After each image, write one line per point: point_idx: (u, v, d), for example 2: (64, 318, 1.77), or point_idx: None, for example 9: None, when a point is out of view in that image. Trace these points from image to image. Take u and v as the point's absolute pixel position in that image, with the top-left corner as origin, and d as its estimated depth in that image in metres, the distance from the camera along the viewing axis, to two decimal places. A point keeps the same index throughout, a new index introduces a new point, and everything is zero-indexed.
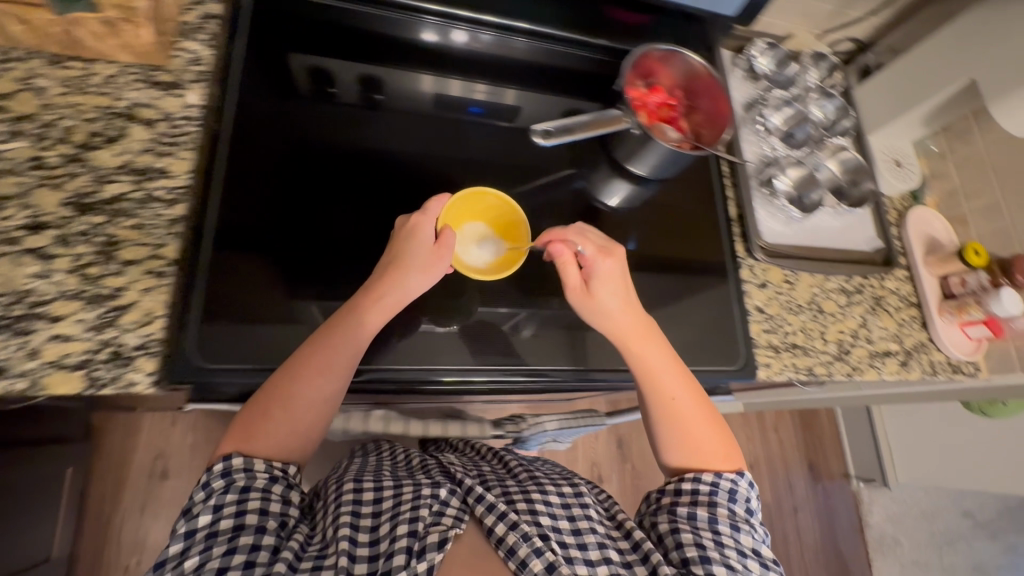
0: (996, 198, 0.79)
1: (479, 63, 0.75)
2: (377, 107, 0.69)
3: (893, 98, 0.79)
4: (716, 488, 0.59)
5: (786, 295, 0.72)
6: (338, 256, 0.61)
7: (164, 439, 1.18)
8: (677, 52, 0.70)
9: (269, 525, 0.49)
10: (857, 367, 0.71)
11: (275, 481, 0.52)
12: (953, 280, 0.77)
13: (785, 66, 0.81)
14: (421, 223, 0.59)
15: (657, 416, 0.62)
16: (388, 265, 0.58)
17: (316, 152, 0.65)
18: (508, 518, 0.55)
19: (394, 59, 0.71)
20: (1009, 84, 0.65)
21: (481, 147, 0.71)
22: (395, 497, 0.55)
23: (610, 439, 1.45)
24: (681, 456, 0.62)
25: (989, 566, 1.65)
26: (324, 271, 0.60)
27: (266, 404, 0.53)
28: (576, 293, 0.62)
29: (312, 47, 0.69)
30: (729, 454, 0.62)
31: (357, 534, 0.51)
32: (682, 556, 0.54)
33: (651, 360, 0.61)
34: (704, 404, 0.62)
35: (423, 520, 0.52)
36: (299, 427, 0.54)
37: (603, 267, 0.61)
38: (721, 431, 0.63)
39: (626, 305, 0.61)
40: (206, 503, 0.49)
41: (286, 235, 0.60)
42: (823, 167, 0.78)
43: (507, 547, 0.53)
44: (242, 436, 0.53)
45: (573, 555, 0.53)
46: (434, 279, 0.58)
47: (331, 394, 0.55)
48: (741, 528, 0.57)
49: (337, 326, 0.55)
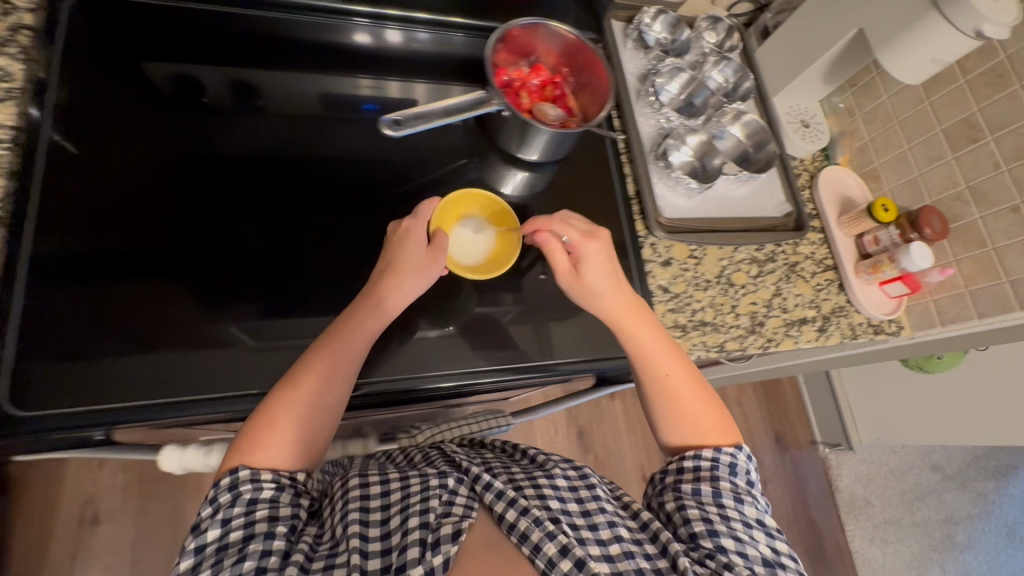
0: (903, 150, 0.76)
1: (352, 60, 0.72)
2: (232, 114, 0.67)
3: (789, 58, 0.77)
4: (717, 462, 0.57)
5: (692, 271, 0.69)
6: (193, 272, 0.59)
7: (92, 482, 1.12)
8: (542, 22, 0.66)
9: (279, 531, 0.46)
10: (772, 338, 0.69)
11: (283, 490, 0.49)
12: (867, 239, 0.74)
13: (679, 32, 0.78)
14: (414, 227, 0.60)
15: (654, 396, 0.61)
16: (388, 270, 0.59)
17: (170, 171, 0.63)
18: (518, 503, 0.50)
19: (254, 62, 0.69)
20: (887, 33, 0.62)
21: (354, 146, 0.68)
22: (403, 487, 0.51)
23: (570, 431, 1.42)
24: (680, 434, 0.60)
25: (961, 518, 1.65)
26: (173, 291, 0.58)
27: (272, 413, 0.52)
28: (567, 276, 0.62)
29: (173, 54, 0.67)
30: (728, 430, 0.61)
31: (367, 531, 0.47)
32: (691, 531, 0.52)
33: (643, 337, 0.61)
34: (700, 378, 0.62)
35: (433, 511, 0.48)
36: (302, 435, 0.53)
37: (592, 249, 0.62)
38: (717, 406, 0.62)
39: (615, 284, 0.62)
40: (214, 517, 0.47)
41: (139, 259, 0.59)
42: (727, 134, 0.75)
43: (519, 533, 0.48)
44: (246, 448, 0.51)
45: (586, 536, 0.49)
46: (429, 281, 0.60)
47: (332, 403, 0.55)
48: (745, 500, 0.54)
49: (343, 334, 0.57)
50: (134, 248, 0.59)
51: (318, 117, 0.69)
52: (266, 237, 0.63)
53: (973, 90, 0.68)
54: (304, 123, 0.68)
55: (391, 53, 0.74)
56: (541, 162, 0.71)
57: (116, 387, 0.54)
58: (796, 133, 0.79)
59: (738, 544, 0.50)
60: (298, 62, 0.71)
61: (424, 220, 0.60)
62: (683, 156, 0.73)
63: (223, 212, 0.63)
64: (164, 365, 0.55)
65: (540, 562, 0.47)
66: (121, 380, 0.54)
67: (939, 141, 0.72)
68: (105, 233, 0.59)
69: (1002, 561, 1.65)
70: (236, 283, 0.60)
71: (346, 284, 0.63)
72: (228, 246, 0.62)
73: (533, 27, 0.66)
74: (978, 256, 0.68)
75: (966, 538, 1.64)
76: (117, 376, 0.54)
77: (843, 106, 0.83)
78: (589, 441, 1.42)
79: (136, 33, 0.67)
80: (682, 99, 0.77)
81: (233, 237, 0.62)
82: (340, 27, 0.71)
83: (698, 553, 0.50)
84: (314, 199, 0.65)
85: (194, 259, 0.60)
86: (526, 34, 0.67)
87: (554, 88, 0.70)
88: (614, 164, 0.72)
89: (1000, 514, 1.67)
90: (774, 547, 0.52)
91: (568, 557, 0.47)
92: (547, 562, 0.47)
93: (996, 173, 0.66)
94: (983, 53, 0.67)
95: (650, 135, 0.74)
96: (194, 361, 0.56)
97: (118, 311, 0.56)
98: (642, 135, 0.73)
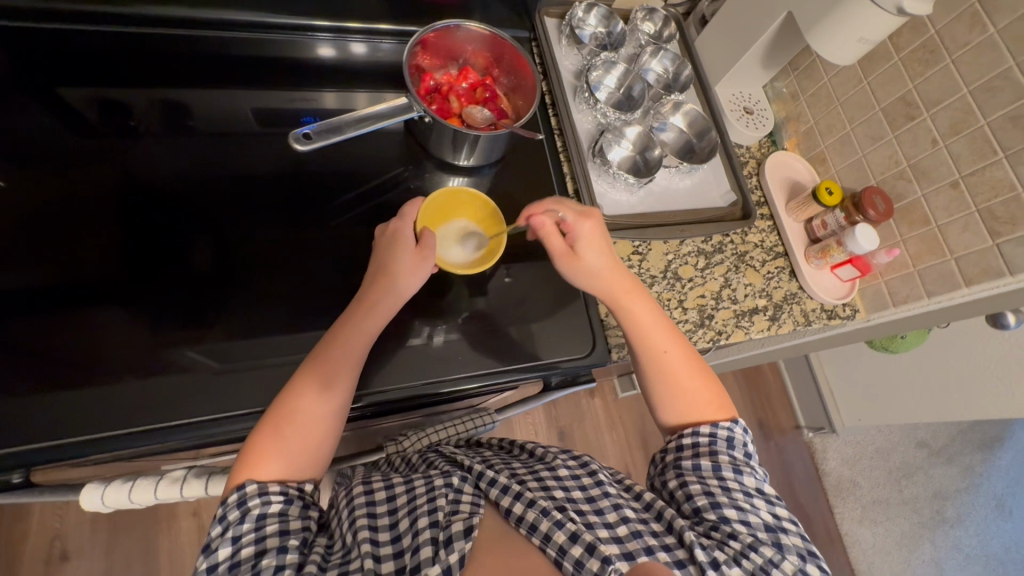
0: (847, 132, 0.75)
1: (278, 72, 0.70)
2: (147, 133, 0.63)
3: (725, 45, 0.76)
4: (715, 437, 0.56)
5: (636, 267, 0.68)
6: (102, 303, 0.55)
7: (60, 519, 1.09)
8: (456, 24, 0.64)
9: (291, 545, 0.47)
10: (722, 331, 0.68)
11: (291, 503, 0.50)
12: (816, 224, 0.73)
13: (614, 25, 0.77)
14: (402, 229, 0.58)
15: (650, 374, 0.60)
16: (379, 273, 0.57)
17: (78, 196, 0.59)
18: (524, 495, 0.49)
19: (174, 79, 0.66)
20: (817, 14, 0.61)
21: (281, 160, 0.66)
22: (408, 492, 0.51)
23: (551, 431, 1.40)
24: (680, 412, 0.59)
25: (949, 492, 1.65)
26: (81, 324, 0.54)
27: (275, 425, 0.52)
28: (563, 258, 0.60)
29: (94, 79, 0.64)
30: (723, 404, 0.60)
31: (376, 535, 0.47)
32: (695, 506, 0.52)
33: (640, 314, 0.61)
34: (696, 355, 0.61)
35: (441, 511, 0.48)
36: (310, 443, 0.53)
37: (587, 229, 0.61)
38: (712, 380, 0.61)
39: (611, 262, 0.61)
40: (225, 535, 0.47)
41: (44, 291, 0.55)
42: (669, 125, 0.75)
43: (528, 524, 0.48)
44: (252, 463, 0.50)
45: (593, 522, 0.49)
46: (422, 281, 0.58)
47: (337, 411, 0.54)
48: (743, 471, 0.54)
49: (340, 339, 0.54)
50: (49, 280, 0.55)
51: (248, 132, 0.66)
52: (192, 258, 0.59)
53: (908, 67, 0.67)
54: (235, 138, 0.66)
55: (321, 63, 0.72)
56: (478, 165, 0.69)
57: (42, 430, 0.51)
58: (740, 120, 0.78)
59: (742, 513, 0.50)
60: (234, 81, 0.68)
61: (411, 221, 0.60)
62: (622, 151, 0.73)
63: (143, 235, 0.59)
64: (84, 402, 0.52)
65: (552, 551, 0.47)
66: (44, 423, 0.51)
67: (879, 120, 0.71)
68: (20, 266, 0.55)
69: (993, 532, 1.64)
70: (158, 309, 0.56)
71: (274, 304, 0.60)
72: (150, 270, 0.58)
73: (449, 29, 0.65)
74: (924, 235, 0.67)
75: (955, 512, 1.63)
76: (41, 418, 0.51)
77: (786, 91, 0.83)
78: (571, 440, 1.40)
79: (48, 57, 0.63)
80: (620, 93, 0.75)
81: (157, 261, 0.58)
82: (265, 38, 0.68)
83: (704, 528, 0.50)
84: (244, 215, 0.62)
85: (111, 288, 0.56)
86: (444, 36, 0.66)
87: (484, 88, 0.70)
88: (553, 162, 0.71)
89: (987, 485, 1.68)
90: (775, 514, 0.52)
91: (577, 542, 0.46)
92: (559, 550, 0.46)
93: (934, 150, 0.65)
94: (915, 29, 0.65)
95: (589, 131, 0.74)
96: (118, 396, 0.53)
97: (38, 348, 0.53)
98: (580, 132, 0.73)
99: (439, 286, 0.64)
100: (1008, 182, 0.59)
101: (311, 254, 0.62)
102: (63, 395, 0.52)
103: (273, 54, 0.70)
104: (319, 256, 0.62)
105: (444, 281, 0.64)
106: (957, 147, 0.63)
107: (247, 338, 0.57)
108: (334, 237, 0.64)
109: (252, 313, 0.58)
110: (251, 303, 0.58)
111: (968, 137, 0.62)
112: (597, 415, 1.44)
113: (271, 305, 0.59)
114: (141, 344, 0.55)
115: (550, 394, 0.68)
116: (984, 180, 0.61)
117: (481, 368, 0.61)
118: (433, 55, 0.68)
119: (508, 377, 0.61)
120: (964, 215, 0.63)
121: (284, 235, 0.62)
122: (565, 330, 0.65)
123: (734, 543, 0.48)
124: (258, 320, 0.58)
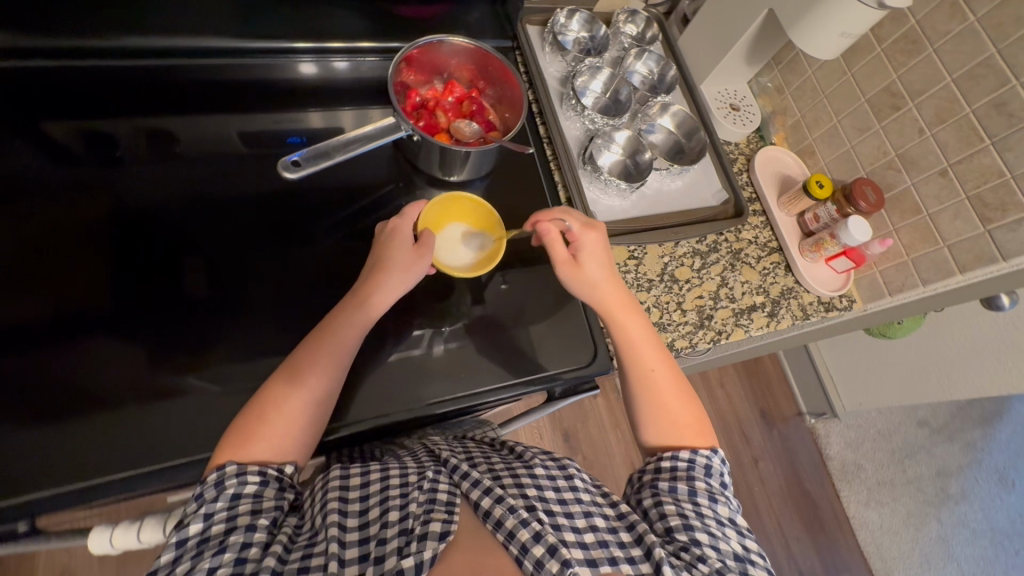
0: (834, 124, 0.75)
1: (264, 95, 0.70)
2: (134, 161, 0.63)
3: (709, 44, 0.77)
4: (693, 462, 0.56)
5: (633, 273, 0.69)
6: (94, 334, 0.54)
7: (67, 553, 1.08)
8: (440, 41, 0.64)
9: (260, 524, 0.46)
10: (722, 331, 0.68)
11: (268, 485, 0.49)
12: (808, 217, 0.74)
13: (597, 29, 0.77)
14: (399, 226, 0.60)
15: (638, 389, 0.61)
16: (374, 266, 0.58)
17: (64, 227, 0.58)
18: (494, 492, 0.49)
19: (159, 106, 0.66)
20: (799, 10, 0.61)
21: (272, 181, 0.65)
22: (383, 480, 0.50)
23: (556, 433, 1.39)
24: (661, 433, 0.59)
25: (953, 469, 1.66)
26: (74, 358, 0.53)
27: (264, 408, 0.52)
28: (566, 266, 0.61)
29: (77, 112, 0.63)
30: (703, 432, 0.60)
31: (345, 522, 0.47)
32: (666, 526, 0.51)
33: (633, 329, 0.62)
34: (681, 377, 0.62)
35: (414, 503, 0.48)
36: (297, 429, 0.52)
37: (591, 241, 0.62)
38: (694, 406, 0.61)
39: (610, 276, 0.62)
40: (198, 511, 0.46)
41: (33, 327, 0.54)
42: (657, 127, 0.76)
43: (494, 521, 0.48)
44: (235, 443, 0.50)
45: (561, 523, 0.49)
46: (416, 277, 0.58)
47: (325, 398, 0.54)
48: (718, 499, 0.54)
49: (331, 329, 0.55)
50: (45, 321, 0.54)
51: (239, 156, 0.66)
52: (188, 289, 0.58)
53: (890, 58, 0.67)
54: (226, 163, 0.65)
55: (308, 83, 0.71)
56: (468, 179, 0.68)
57: (44, 478, 0.49)
58: (726, 117, 0.78)
59: (712, 538, 0.50)
60: (220, 106, 0.68)
61: (412, 221, 0.61)
62: (612, 156, 0.73)
63: (137, 268, 0.58)
64: (76, 440, 0.50)
65: (514, 549, 0.46)
66: (45, 470, 0.49)
67: (864, 112, 0.71)
68: (14, 309, 0.54)
69: (998, 506, 1.66)
70: (157, 343, 0.55)
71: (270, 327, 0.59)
72: (146, 303, 0.57)
73: (432, 44, 0.65)
74: (915, 224, 0.68)
75: (960, 489, 1.65)
76: (43, 463, 0.49)
77: (771, 85, 0.84)
78: (576, 441, 1.40)
79: (30, 93, 0.62)
80: (607, 98, 0.75)
81: (154, 293, 0.57)
82: (250, 62, 0.68)
83: (674, 547, 0.49)
84: (239, 242, 0.61)
85: (107, 324, 0.55)
86: (429, 52, 0.65)
87: (471, 102, 0.71)
88: (544, 170, 0.71)
89: (989, 460, 1.70)
90: (745, 545, 0.52)
91: (541, 543, 0.46)
92: (521, 548, 0.46)
93: (921, 139, 0.65)
94: (895, 20, 0.66)
95: (578, 138, 0.74)
96: (119, 438, 0.51)
97: (37, 392, 0.51)
98: (569, 139, 0.73)
99: (440, 302, 0.64)
100: (997, 168, 0.59)
101: (309, 277, 0.62)
102: (64, 441, 0.50)
103: (259, 76, 0.69)
104: (318, 279, 0.62)
105: (445, 297, 0.64)
106: (944, 135, 0.63)
107: (252, 367, 0.56)
108: (331, 259, 0.63)
109: (253, 342, 0.58)
110: (252, 331, 0.58)
111: (954, 125, 0.62)
112: (601, 415, 1.44)
113: (272, 332, 0.58)
114: (140, 383, 0.53)
115: (561, 401, 0.67)
116: (973, 168, 0.61)
117: (487, 383, 0.60)
118: (417, 70, 0.68)
119: (521, 391, 0.61)
120: (955, 203, 0.63)
121: (281, 259, 0.61)
122: (568, 341, 0.65)
123: (702, 565, 0.47)
124: (260, 348, 0.57)
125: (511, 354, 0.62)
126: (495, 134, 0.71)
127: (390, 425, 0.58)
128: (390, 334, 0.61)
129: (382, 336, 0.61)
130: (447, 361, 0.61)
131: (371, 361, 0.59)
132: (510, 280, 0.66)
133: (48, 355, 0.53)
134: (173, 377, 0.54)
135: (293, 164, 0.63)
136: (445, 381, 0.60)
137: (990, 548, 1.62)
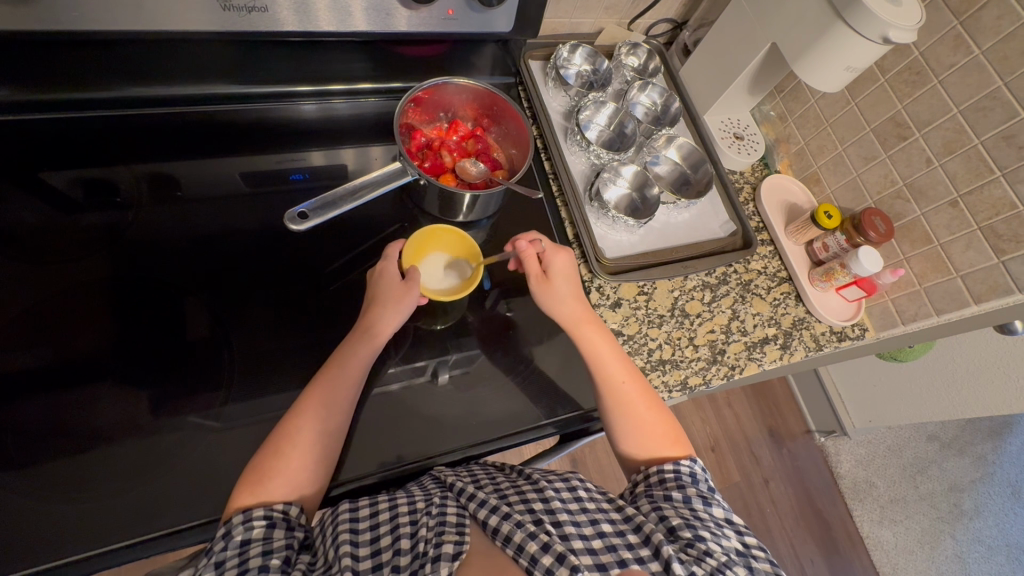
0: (839, 152, 0.76)
1: (265, 136, 0.69)
2: (135, 205, 0.62)
3: (711, 77, 0.78)
4: (679, 473, 0.54)
5: (642, 308, 0.68)
6: (89, 386, 0.52)
7: None
8: (443, 82, 0.65)
9: (273, 564, 0.45)
10: (736, 365, 0.67)
11: (275, 526, 0.47)
12: (817, 246, 0.74)
13: (599, 62, 0.79)
14: (387, 267, 0.59)
15: (610, 408, 0.57)
16: (370, 302, 0.58)
17: (63, 274, 0.57)
18: (501, 509, 0.48)
19: (160, 150, 0.65)
20: (804, 45, 0.62)
21: (272, 219, 0.64)
22: (392, 508, 0.50)
23: (563, 459, 1.36)
24: (642, 446, 0.57)
25: (965, 484, 1.64)
26: (71, 409, 0.51)
27: (271, 445, 0.50)
28: (537, 282, 0.61)
29: (78, 158, 0.62)
30: (679, 439, 0.59)
31: (357, 552, 0.46)
32: (668, 526, 0.49)
33: (603, 346, 0.60)
34: (650, 388, 0.60)
35: (424, 527, 0.47)
36: (306, 466, 0.50)
37: (562, 261, 0.62)
38: (666, 412, 0.60)
39: (578, 295, 0.62)
40: (208, 562, 0.44)
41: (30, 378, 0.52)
42: (662, 159, 0.77)
43: (504, 536, 0.47)
44: (241, 487, 0.48)
45: (569, 532, 0.47)
46: (408, 308, 0.57)
47: (336, 427, 0.52)
48: (712, 502, 0.52)
49: (332, 363, 0.54)
50: (46, 373, 0.52)
51: (243, 198, 0.65)
52: (193, 335, 0.57)
53: (894, 89, 0.67)
54: (230, 205, 0.64)
55: (311, 123, 0.71)
56: (476, 219, 0.68)
57: (47, 542, 0.47)
58: (730, 147, 0.79)
59: (714, 536, 0.48)
60: (222, 148, 0.67)
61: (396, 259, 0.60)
62: (619, 190, 0.74)
63: (139, 315, 0.56)
64: (69, 497, 0.48)
65: (524, 560, 0.45)
66: (44, 534, 0.47)
67: (870, 141, 0.71)
68: (14, 363, 0.52)
69: (1012, 521, 1.63)
70: (159, 392, 0.53)
71: (269, 371, 0.57)
72: (148, 350, 0.55)
73: (439, 86, 0.66)
74: (927, 252, 0.68)
75: (973, 505, 1.62)
76: (42, 526, 0.47)
77: (774, 113, 0.85)
78: (584, 466, 1.37)
79: (33, 143, 0.62)
80: (611, 131, 0.77)
81: (156, 337, 0.56)
82: (254, 107, 0.68)
83: (679, 545, 0.48)
84: (244, 284, 0.60)
85: (108, 376, 0.53)
86: (436, 93, 0.67)
87: (476, 140, 0.71)
88: (551, 206, 0.71)
89: (1001, 473, 1.67)
90: (745, 541, 0.50)
91: (548, 552, 0.45)
92: (530, 559, 0.45)
93: (929, 169, 0.66)
94: (899, 52, 0.66)
95: (583, 172, 0.74)
96: (123, 496, 0.49)
97: (37, 448, 0.50)
98: (575, 174, 0.73)
99: (448, 341, 0.62)
100: (1008, 201, 0.59)
101: (316, 318, 0.60)
102: (66, 503, 0.48)
103: (260, 119, 0.69)
104: (326, 319, 0.61)
105: (451, 335, 0.63)
106: (952, 166, 0.63)
107: (260, 415, 0.55)
108: (337, 299, 0.62)
109: (256, 388, 0.56)
110: (259, 376, 0.56)
111: (963, 156, 0.62)
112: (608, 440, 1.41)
113: (282, 376, 0.57)
114: (145, 435, 0.51)
115: (573, 442, 0.65)
116: (983, 200, 0.61)
117: (498, 427, 0.58)
118: (423, 111, 0.70)
119: (535, 436, 0.59)
120: (966, 233, 0.63)
121: (286, 300, 0.60)
122: (582, 376, 0.63)
123: (711, 559, 0.45)
124: (265, 394, 0.56)
125: (526, 393, 0.61)
126: (501, 171, 0.71)
127: (400, 475, 0.55)
128: (394, 371, 0.59)
129: (389, 374, 0.59)
130: (458, 402, 0.59)
131: (378, 403, 0.57)
132: (514, 308, 0.65)
133: (48, 409, 0.51)
134: (175, 427, 0.52)
135: (300, 216, 0.61)
136: (456, 424, 0.57)
137: (1007, 565, 1.58)
